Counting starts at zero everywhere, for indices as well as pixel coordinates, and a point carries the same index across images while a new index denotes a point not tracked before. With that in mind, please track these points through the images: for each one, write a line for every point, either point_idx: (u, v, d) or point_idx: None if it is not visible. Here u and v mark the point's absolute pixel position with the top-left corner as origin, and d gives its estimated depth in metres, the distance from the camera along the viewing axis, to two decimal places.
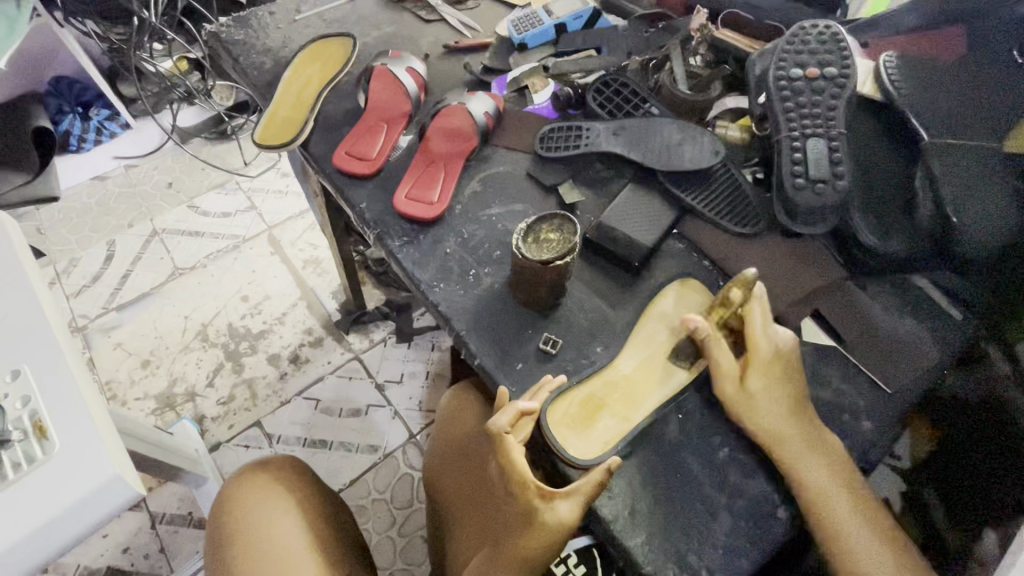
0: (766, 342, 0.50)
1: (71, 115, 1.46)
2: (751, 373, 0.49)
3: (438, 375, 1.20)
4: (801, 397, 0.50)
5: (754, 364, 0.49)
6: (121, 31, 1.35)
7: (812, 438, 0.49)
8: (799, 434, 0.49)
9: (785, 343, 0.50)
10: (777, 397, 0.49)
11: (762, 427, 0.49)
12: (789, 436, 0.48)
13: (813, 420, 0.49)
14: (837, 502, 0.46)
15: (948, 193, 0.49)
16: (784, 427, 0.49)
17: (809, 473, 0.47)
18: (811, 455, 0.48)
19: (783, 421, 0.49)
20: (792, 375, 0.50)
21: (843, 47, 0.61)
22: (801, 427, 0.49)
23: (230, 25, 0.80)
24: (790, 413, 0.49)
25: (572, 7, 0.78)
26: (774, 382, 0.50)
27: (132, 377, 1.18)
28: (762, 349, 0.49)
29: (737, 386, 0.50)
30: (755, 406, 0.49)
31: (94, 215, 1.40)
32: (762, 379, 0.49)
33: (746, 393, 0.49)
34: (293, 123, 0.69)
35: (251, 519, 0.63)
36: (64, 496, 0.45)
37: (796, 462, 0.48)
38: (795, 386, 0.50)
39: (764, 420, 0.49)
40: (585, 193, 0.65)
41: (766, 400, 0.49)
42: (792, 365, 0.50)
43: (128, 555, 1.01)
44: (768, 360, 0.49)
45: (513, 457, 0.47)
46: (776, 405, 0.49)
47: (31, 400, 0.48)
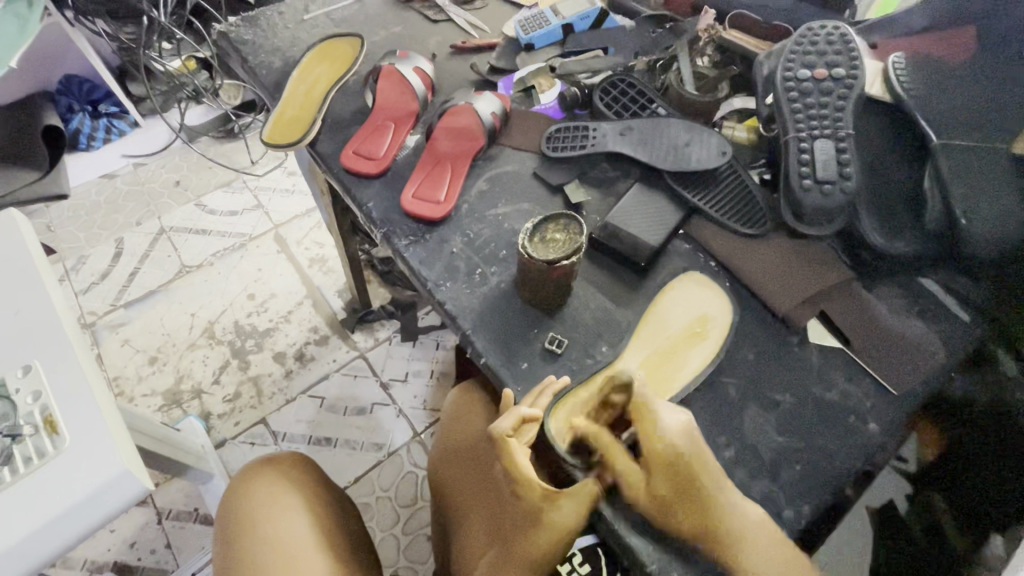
0: (657, 439, 0.45)
1: (82, 113, 1.45)
2: (651, 476, 0.45)
3: (443, 374, 1.21)
4: (716, 485, 0.44)
5: (654, 467, 0.45)
6: (130, 30, 1.35)
7: (737, 529, 0.43)
8: (726, 532, 0.43)
9: (676, 438, 0.45)
10: (687, 495, 0.44)
11: (685, 532, 0.44)
12: (718, 535, 0.43)
13: (729, 512, 0.44)
14: (759, 571, 0.41)
15: (959, 194, 0.48)
16: (710, 526, 0.43)
17: (749, 572, 0.41)
18: (750, 557, 0.42)
19: (708, 521, 0.43)
20: (696, 471, 0.45)
21: (853, 47, 0.61)
22: (727, 525, 0.43)
23: (239, 24, 0.80)
24: (709, 514, 0.44)
25: (580, 7, 0.78)
26: (679, 478, 0.45)
27: (138, 374, 1.19)
28: (653, 447, 0.45)
29: (646, 496, 0.45)
30: (670, 513, 0.44)
31: (103, 213, 1.41)
32: (665, 480, 0.44)
33: (657, 500, 0.44)
34: (302, 123, 0.69)
35: (259, 512, 0.63)
36: (73, 490, 0.45)
37: (735, 559, 0.42)
38: (703, 475, 0.45)
39: (687, 524, 0.44)
40: (591, 193, 0.65)
41: (679, 501, 0.44)
42: (694, 454, 0.45)
43: (135, 550, 1.02)
44: (659, 456, 0.45)
45: (517, 460, 0.47)
46: (688, 503, 0.44)
47: (43, 395, 0.49)
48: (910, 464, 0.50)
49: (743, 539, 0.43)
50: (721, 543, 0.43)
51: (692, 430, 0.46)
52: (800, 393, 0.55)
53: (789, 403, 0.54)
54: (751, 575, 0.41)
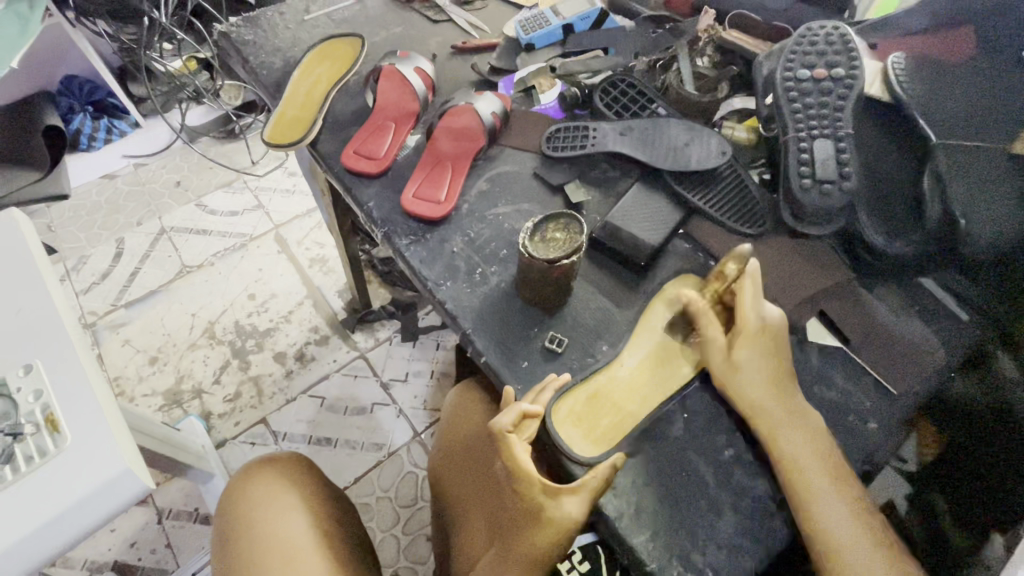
0: (754, 317, 0.52)
1: (82, 114, 1.45)
2: (739, 344, 0.51)
3: (443, 374, 1.21)
4: (784, 369, 0.52)
5: (744, 339, 0.51)
6: (132, 30, 1.38)
7: (791, 406, 0.50)
8: (777, 404, 0.50)
9: (769, 321, 0.52)
10: (762, 368, 0.51)
11: (742, 395, 0.50)
12: (770, 409, 0.50)
13: (785, 398, 0.50)
14: (794, 439, 0.48)
15: (960, 196, 0.49)
16: (766, 398, 0.50)
17: (784, 438, 0.48)
18: (790, 428, 0.49)
19: (766, 395, 0.50)
20: (777, 352, 0.52)
21: (853, 47, 0.61)
22: (783, 400, 0.50)
23: (240, 25, 0.80)
24: (774, 388, 0.51)
25: (580, 8, 0.78)
26: (760, 355, 0.51)
27: (139, 374, 1.19)
28: (750, 323, 0.51)
29: (723, 359, 0.52)
30: (740, 377, 0.51)
31: (103, 213, 1.41)
32: (747, 352, 0.51)
33: (732, 365, 0.51)
34: (303, 122, 0.69)
35: (259, 513, 0.63)
36: (75, 489, 0.45)
37: (774, 426, 0.49)
38: (782, 360, 0.52)
39: (745, 390, 0.50)
40: (591, 192, 0.65)
41: (750, 370, 0.51)
42: (780, 341, 0.52)
43: (135, 550, 1.02)
44: (752, 332, 0.51)
45: (517, 455, 0.47)
46: (761, 376, 0.51)
47: (44, 394, 0.49)
48: (909, 463, 0.51)
49: (791, 413, 0.50)
50: (764, 418, 0.50)
51: (784, 324, 0.52)
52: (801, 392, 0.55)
53: None
54: (786, 440, 0.48)
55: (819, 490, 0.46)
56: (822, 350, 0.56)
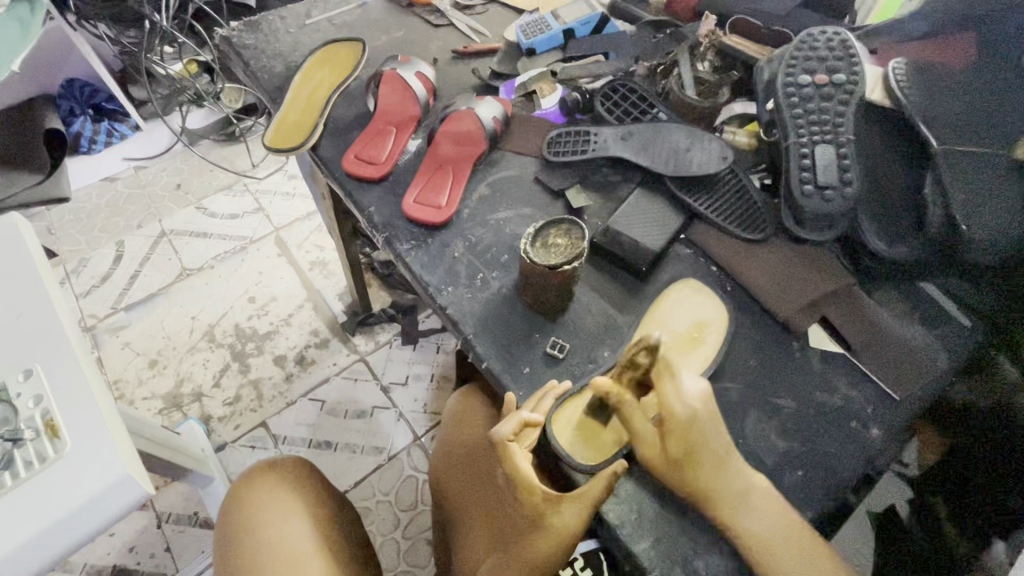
0: (681, 405, 0.44)
1: (82, 117, 1.45)
2: (669, 437, 0.44)
3: (443, 378, 1.21)
4: (722, 448, 0.45)
5: (672, 433, 0.44)
6: (132, 34, 1.37)
7: (738, 485, 0.45)
8: (729, 486, 0.45)
9: (696, 405, 0.44)
10: (700, 456, 0.44)
11: (694, 487, 0.45)
12: (718, 495, 0.44)
13: (732, 477, 0.45)
14: (760, 526, 0.44)
15: (958, 201, 0.49)
16: (715, 484, 0.44)
17: (747, 521, 0.44)
18: (744, 511, 0.44)
19: (712, 478, 0.45)
20: (709, 436, 0.45)
21: (853, 53, 0.61)
22: (728, 480, 0.45)
23: (241, 29, 0.80)
24: (720, 470, 0.45)
25: (580, 13, 0.79)
26: (696, 445, 0.44)
27: (139, 377, 1.19)
28: (679, 414, 0.44)
29: (659, 454, 0.45)
30: (683, 470, 0.44)
31: (103, 216, 1.41)
32: (680, 445, 0.44)
33: (670, 461, 0.44)
34: (304, 127, 0.69)
35: (260, 518, 0.63)
36: (74, 496, 0.45)
37: (735, 514, 0.44)
38: (716, 437, 0.45)
39: (693, 480, 0.45)
40: (592, 198, 0.65)
41: (695, 463, 0.44)
42: (713, 419, 0.45)
43: (134, 554, 1.02)
44: (680, 422, 0.44)
45: (518, 465, 0.46)
46: (705, 464, 0.44)
47: (43, 399, 0.48)
48: (911, 469, 0.54)
49: (744, 496, 0.45)
50: (718, 505, 0.44)
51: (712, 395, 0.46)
52: (804, 398, 0.54)
53: (792, 408, 0.54)
54: (750, 526, 0.44)
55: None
56: (823, 355, 0.56)
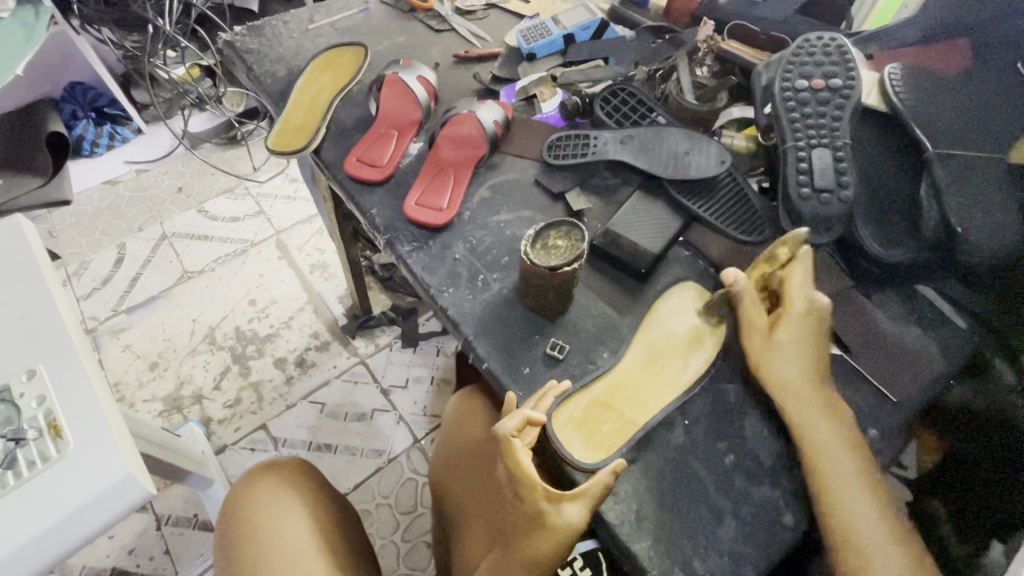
0: (800, 301, 0.53)
1: (85, 120, 1.47)
2: (781, 325, 0.53)
3: (443, 380, 1.21)
4: (819, 359, 0.52)
5: (784, 321, 0.53)
6: (135, 38, 1.36)
7: (825, 398, 0.51)
8: (813, 393, 0.51)
9: (815, 307, 0.53)
10: (799, 353, 0.52)
11: (778, 377, 0.51)
12: (801, 393, 0.50)
13: (821, 392, 0.51)
14: (827, 436, 0.48)
15: (954, 205, 0.48)
16: (799, 382, 0.51)
17: (815, 428, 0.49)
18: (821, 417, 0.49)
19: (798, 377, 0.51)
20: (815, 339, 0.53)
21: (848, 58, 0.62)
22: (818, 391, 0.51)
23: (245, 34, 0.81)
24: (807, 375, 0.51)
25: (580, 19, 0.80)
26: (802, 341, 0.52)
27: (139, 379, 1.19)
28: (796, 306, 0.53)
29: (762, 338, 0.53)
30: (776, 357, 0.52)
31: (105, 218, 1.42)
32: (789, 333, 0.53)
33: (772, 345, 0.53)
34: (305, 131, 0.70)
35: (261, 518, 0.63)
36: (75, 496, 0.45)
37: (809, 418, 0.49)
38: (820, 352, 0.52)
39: (778, 369, 0.52)
40: (592, 200, 0.66)
41: (788, 355, 0.52)
42: (822, 331, 0.53)
43: (133, 557, 1.02)
44: (798, 315, 0.53)
45: (521, 462, 0.47)
46: (799, 362, 0.52)
47: (46, 399, 0.49)
48: (909, 470, 0.53)
49: (829, 408, 0.50)
50: (796, 403, 0.50)
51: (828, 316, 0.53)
52: None
53: None
54: (819, 430, 0.49)
55: (844, 485, 0.46)
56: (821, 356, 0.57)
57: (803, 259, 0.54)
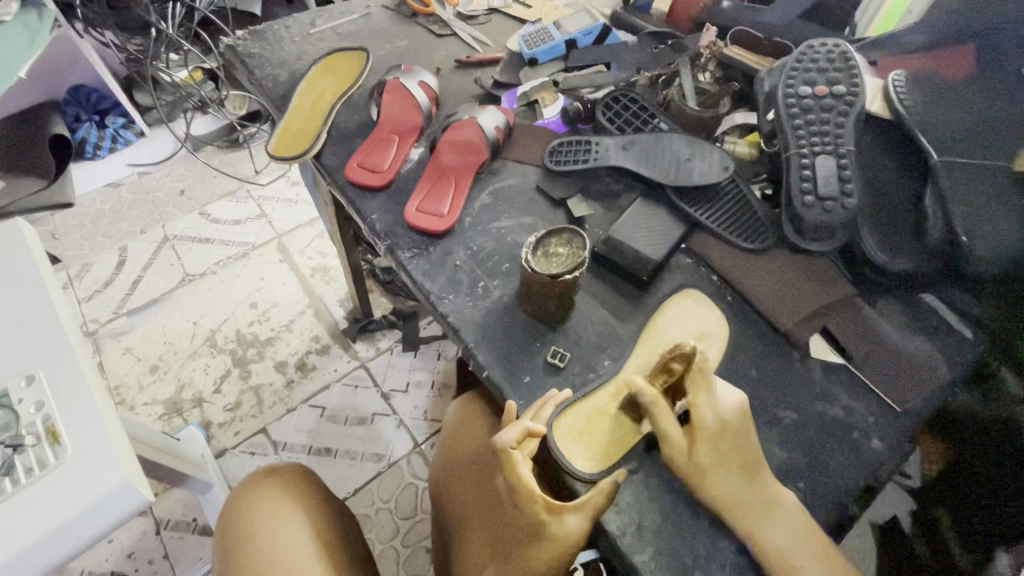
0: (710, 413, 0.47)
1: (88, 122, 1.46)
2: (699, 444, 0.46)
3: (444, 385, 1.21)
4: (750, 459, 0.47)
5: (701, 441, 0.46)
6: (138, 41, 1.38)
7: (765, 497, 0.47)
8: (754, 498, 0.47)
9: (728, 412, 0.48)
10: (727, 463, 0.47)
11: (715, 494, 0.46)
12: (741, 504, 0.46)
13: (765, 490, 0.47)
14: (777, 536, 0.45)
15: (959, 211, 0.48)
16: (736, 494, 0.46)
17: (766, 529, 0.46)
18: (767, 520, 0.46)
19: (735, 488, 0.46)
20: (742, 441, 0.48)
21: (853, 65, 0.62)
22: (756, 490, 0.47)
23: (246, 38, 0.81)
24: (743, 480, 0.47)
25: (582, 24, 0.80)
26: (723, 452, 0.47)
27: (140, 382, 1.19)
28: (707, 423, 0.47)
29: (686, 462, 0.47)
30: (706, 478, 0.46)
31: (107, 221, 1.42)
32: (709, 452, 0.47)
33: (697, 468, 0.47)
34: (306, 135, 0.70)
35: (261, 523, 0.63)
36: (73, 504, 0.45)
37: (756, 524, 0.46)
38: (743, 450, 0.48)
39: (715, 487, 0.46)
40: (594, 207, 0.65)
41: (717, 471, 0.46)
42: (742, 433, 0.48)
43: (133, 561, 1.01)
44: (713, 430, 0.47)
45: (521, 474, 0.47)
46: (726, 474, 0.47)
47: (45, 405, 0.49)
48: (914, 480, 0.52)
49: (769, 508, 0.46)
50: (741, 515, 0.46)
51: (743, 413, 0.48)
52: (804, 409, 0.55)
53: (793, 419, 0.54)
54: (770, 534, 0.45)
55: None
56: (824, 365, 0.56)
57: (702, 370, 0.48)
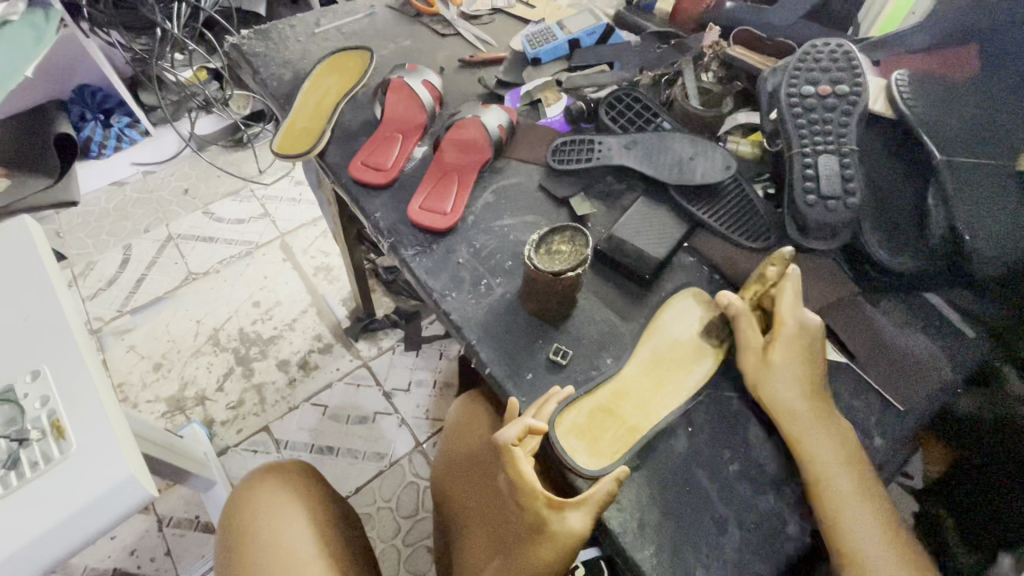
0: (792, 320, 0.51)
1: (93, 121, 1.46)
2: (775, 346, 0.51)
3: (446, 384, 1.21)
4: (820, 377, 0.51)
5: (778, 343, 0.51)
6: (144, 41, 1.37)
7: (824, 414, 0.49)
8: (812, 411, 0.49)
9: (810, 325, 0.51)
10: (797, 373, 0.50)
11: (774, 398, 0.50)
12: (798, 411, 0.49)
13: (825, 407, 0.50)
14: (825, 451, 0.47)
15: (961, 211, 0.49)
16: (799, 402, 0.49)
17: (812, 442, 0.48)
18: (820, 430, 0.48)
19: (798, 397, 0.50)
20: (814, 356, 0.51)
21: (856, 65, 0.61)
22: (818, 408, 0.49)
23: (251, 37, 0.82)
24: (807, 392, 0.50)
25: (585, 24, 0.80)
26: (797, 361, 0.51)
27: (143, 380, 1.19)
28: (788, 326, 0.51)
29: (758, 359, 0.52)
30: (773, 377, 0.50)
31: (112, 220, 1.43)
32: (784, 355, 0.51)
33: (767, 365, 0.51)
34: (310, 134, 0.70)
35: (262, 521, 0.63)
36: (76, 499, 0.45)
37: (805, 436, 0.48)
38: (818, 366, 0.51)
39: (778, 389, 0.50)
40: (596, 205, 0.66)
41: (786, 374, 0.50)
42: (819, 349, 0.51)
43: (135, 558, 1.02)
44: (791, 336, 0.51)
45: (522, 470, 0.47)
46: (795, 382, 0.50)
47: (50, 400, 0.49)
48: (917, 482, 0.54)
49: (828, 423, 0.49)
50: (795, 422, 0.49)
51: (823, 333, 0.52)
52: None
53: None
54: (816, 447, 0.48)
55: (841, 498, 0.45)
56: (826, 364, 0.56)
57: (791, 279, 0.52)
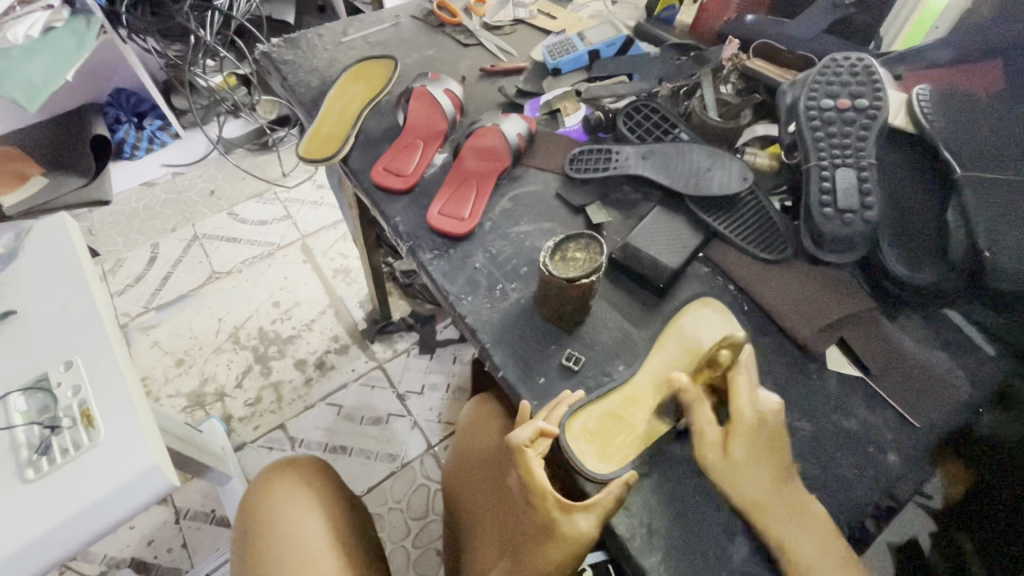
0: (748, 407, 0.47)
1: (127, 124, 1.51)
2: (733, 439, 0.46)
3: (459, 388, 1.22)
4: (784, 463, 0.47)
5: (740, 433, 0.46)
6: (178, 48, 1.42)
7: (795, 502, 0.46)
8: (783, 502, 0.46)
9: (767, 410, 0.48)
10: (762, 464, 0.46)
11: (744, 496, 0.45)
12: (772, 506, 0.45)
13: (799, 493, 0.46)
14: (806, 544, 0.44)
15: (981, 231, 0.48)
16: (767, 494, 0.45)
17: (794, 537, 0.44)
18: (795, 527, 0.45)
19: (767, 489, 0.46)
20: (778, 441, 0.47)
21: (876, 79, 0.62)
22: (785, 494, 0.46)
23: (281, 46, 0.84)
24: (775, 482, 0.46)
25: (606, 35, 0.81)
26: (760, 451, 0.46)
27: (166, 375, 1.22)
28: (746, 414, 0.47)
29: (720, 455, 0.46)
30: (740, 476, 0.46)
31: (141, 219, 1.47)
32: (745, 446, 0.46)
33: (731, 463, 0.46)
34: (334, 139, 0.72)
35: (277, 514, 0.65)
36: (103, 485, 0.47)
37: (783, 532, 0.44)
38: (778, 450, 0.47)
39: (746, 488, 0.45)
40: (612, 214, 0.66)
41: (752, 471, 0.46)
42: (778, 432, 0.48)
43: (152, 548, 1.04)
44: (750, 425, 0.47)
45: (534, 473, 0.47)
46: (760, 475, 0.46)
47: (81, 389, 0.51)
48: (935, 500, 0.49)
49: (801, 515, 0.45)
50: (771, 520, 0.45)
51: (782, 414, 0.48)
52: (820, 421, 0.54)
53: (807, 430, 0.53)
54: (795, 542, 0.44)
55: None
56: (842, 377, 0.55)
57: (743, 364, 0.50)
